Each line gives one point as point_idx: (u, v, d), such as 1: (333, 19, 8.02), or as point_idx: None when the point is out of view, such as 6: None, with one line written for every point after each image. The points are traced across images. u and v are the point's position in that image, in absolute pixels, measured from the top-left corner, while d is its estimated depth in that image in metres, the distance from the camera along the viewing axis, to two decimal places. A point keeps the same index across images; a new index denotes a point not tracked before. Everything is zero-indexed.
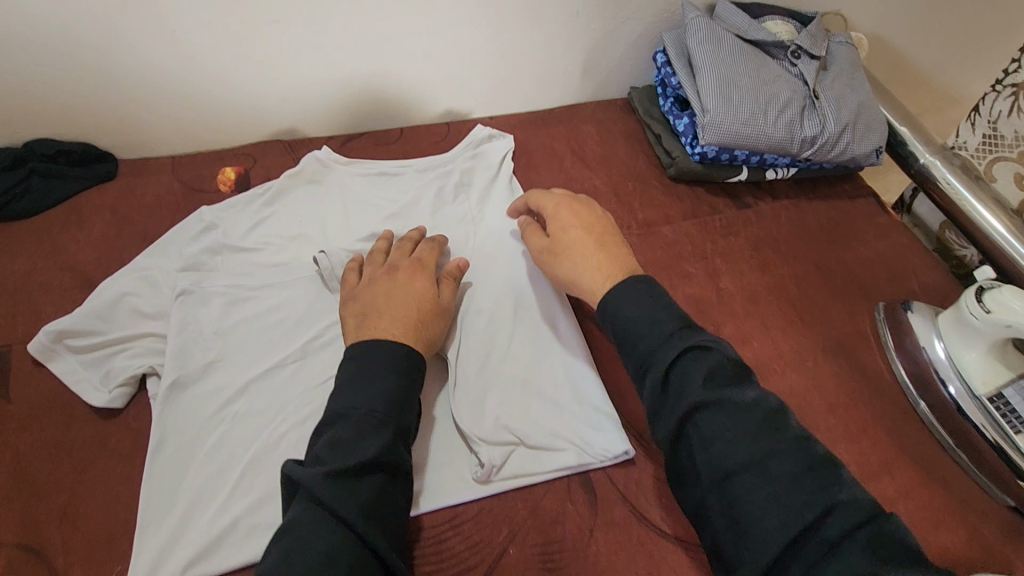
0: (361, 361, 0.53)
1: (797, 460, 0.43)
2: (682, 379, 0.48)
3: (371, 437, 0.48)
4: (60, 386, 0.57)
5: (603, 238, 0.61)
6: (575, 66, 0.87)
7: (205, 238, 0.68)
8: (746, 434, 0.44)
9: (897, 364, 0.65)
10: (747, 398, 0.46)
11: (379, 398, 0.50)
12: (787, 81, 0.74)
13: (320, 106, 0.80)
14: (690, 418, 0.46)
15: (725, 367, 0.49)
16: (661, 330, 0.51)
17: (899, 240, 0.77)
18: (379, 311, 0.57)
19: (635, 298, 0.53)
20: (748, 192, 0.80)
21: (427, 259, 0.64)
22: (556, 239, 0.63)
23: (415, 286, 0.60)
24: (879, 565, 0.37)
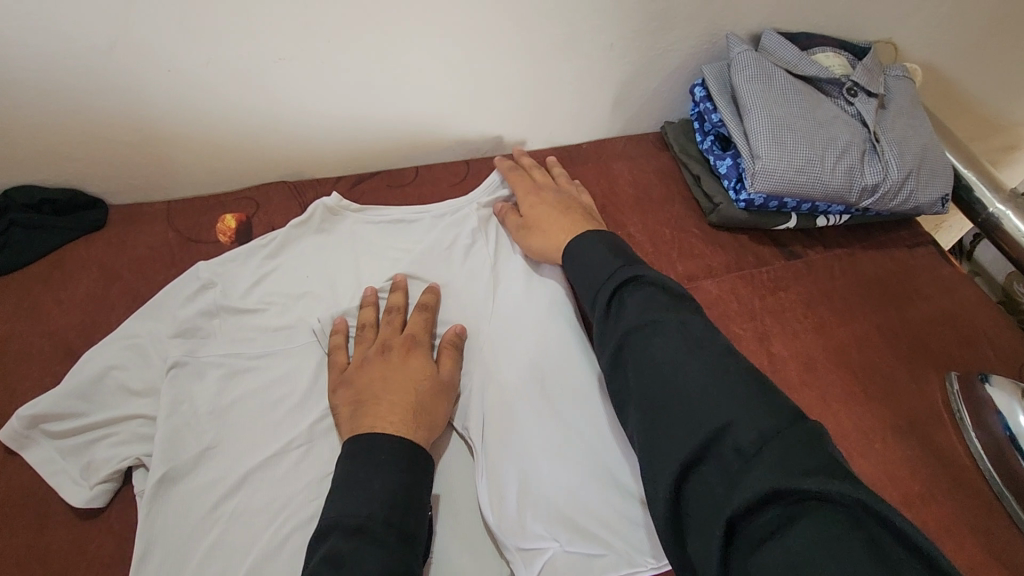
0: (359, 457, 0.47)
1: (718, 376, 0.44)
2: (620, 310, 0.51)
3: (369, 547, 0.42)
4: (34, 479, 0.51)
5: (570, 212, 0.66)
6: (606, 100, 0.80)
7: (200, 300, 0.60)
8: (673, 352, 0.46)
9: (974, 441, 0.58)
10: (679, 319, 0.48)
11: (379, 501, 0.44)
12: (844, 122, 0.68)
13: (330, 145, 0.73)
14: (625, 342, 0.49)
15: (662, 296, 0.51)
16: (608, 271, 0.54)
17: (968, 295, 0.69)
18: (377, 403, 0.51)
19: (588, 249, 0.58)
20: (797, 240, 0.73)
21: (419, 333, 0.58)
22: (529, 217, 0.66)
23: (410, 369, 0.55)
24: (784, 473, 0.36)
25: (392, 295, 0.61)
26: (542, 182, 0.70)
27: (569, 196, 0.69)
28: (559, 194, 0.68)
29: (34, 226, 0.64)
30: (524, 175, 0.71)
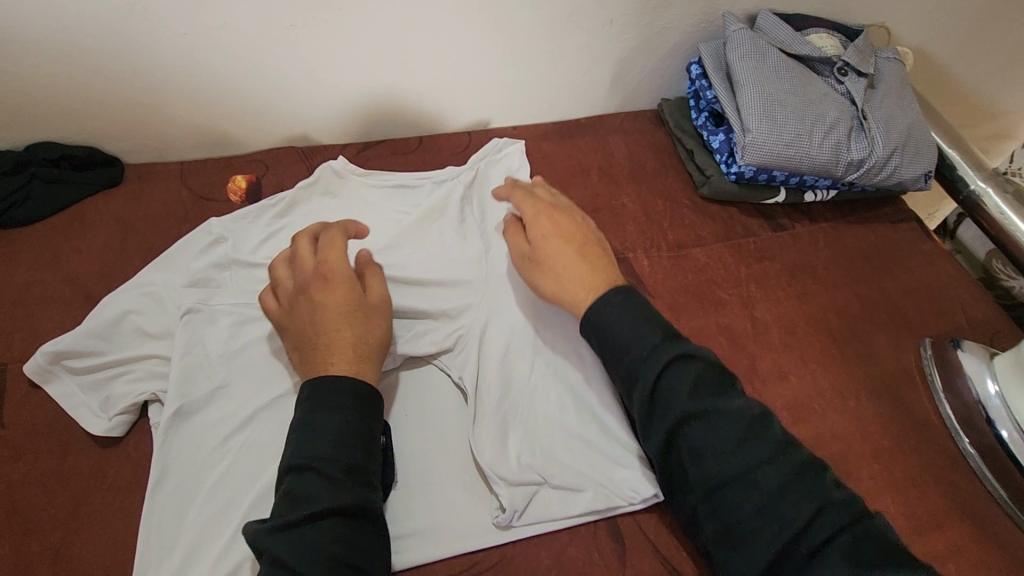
0: (312, 401, 0.49)
1: (783, 467, 0.45)
2: (669, 393, 0.49)
3: (319, 483, 0.45)
4: (56, 410, 0.54)
5: (584, 247, 0.59)
6: (605, 76, 0.82)
7: (214, 252, 0.64)
8: (733, 449, 0.46)
9: (945, 406, 0.61)
10: (732, 408, 0.48)
11: (327, 442, 0.47)
12: (834, 100, 0.70)
13: (338, 114, 0.76)
14: (680, 429, 0.48)
15: (709, 377, 0.50)
16: (644, 343, 0.51)
17: (945, 268, 0.73)
18: (316, 345, 0.53)
19: (618, 311, 0.53)
20: (784, 213, 0.76)
21: (332, 258, 0.58)
22: (536, 248, 0.59)
23: (333, 300, 0.55)
24: (862, 569, 0.41)
25: (302, 245, 0.59)
26: (556, 208, 0.63)
27: (581, 221, 0.62)
28: (572, 221, 0.62)
29: (55, 180, 0.67)
30: (535, 199, 0.63)
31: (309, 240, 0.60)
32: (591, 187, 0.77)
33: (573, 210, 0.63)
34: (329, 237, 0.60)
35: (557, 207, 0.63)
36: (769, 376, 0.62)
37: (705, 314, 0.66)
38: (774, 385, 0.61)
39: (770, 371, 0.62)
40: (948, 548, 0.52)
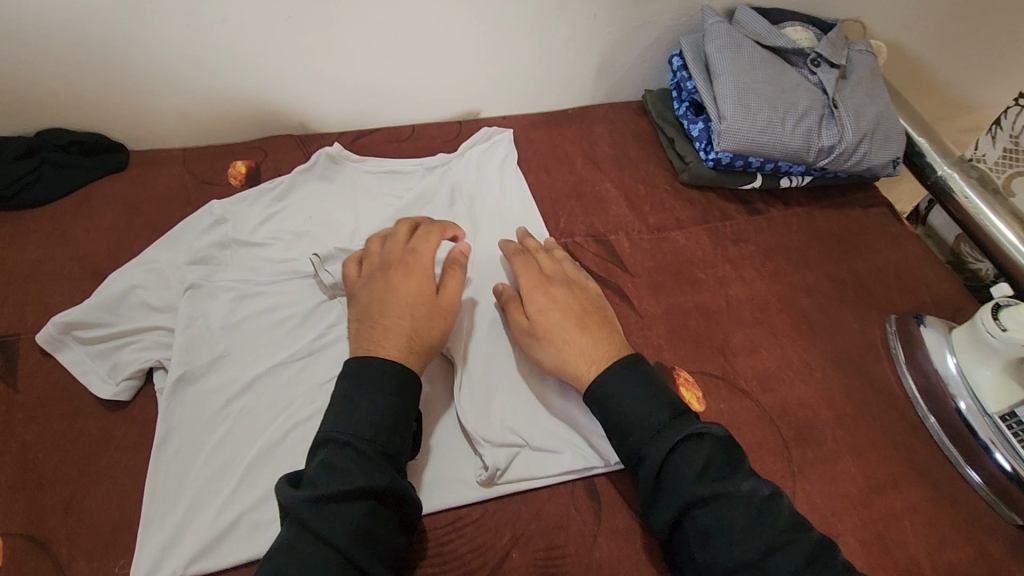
0: (357, 381, 0.51)
1: (796, 556, 0.45)
2: (676, 476, 0.49)
3: (358, 461, 0.47)
4: (66, 376, 0.57)
5: (586, 318, 0.59)
6: (590, 68, 0.86)
7: (215, 232, 0.68)
8: (741, 530, 0.46)
9: (907, 377, 0.64)
10: (741, 490, 0.48)
11: (368, 424, 0.49)
12: (806, 90, 0.73)
13: (335, 103, 0.80)
14: (688, 512, 0.48)
15: (719, 456, 0.50)
16: (654, 423, 0.51)
17: (912, 250, 0.76)
18: (375, 322, 0.56)
19: (622, 387, 0.53)
20: (760, 198, 0.80)
21: (420, 250, 0.62)
22: (537, 324, 0.59)
23: (406, 288, 0.58)
24: None
25: (398, 229, 0.65)
26: (548, 276, 0.63)
27: (580, 291, 0.62)
28: (568, 290, 0.62)
29: (64, 165, 0.70)
30: (529, 268, 0.64)
31: (401, 228, 0.64)
32: (576, 173, 0.81)
33: (566, 278, 0.64)
34: (428, 232, 0.65)
35: (549, 277, 0.63)
36: (740, 349, 0.65)
37: (682, 292, 0.70)
38: (745, 357, 0.65)
39: (742, 344, 0.66)
40: (906, 506, 0.55)
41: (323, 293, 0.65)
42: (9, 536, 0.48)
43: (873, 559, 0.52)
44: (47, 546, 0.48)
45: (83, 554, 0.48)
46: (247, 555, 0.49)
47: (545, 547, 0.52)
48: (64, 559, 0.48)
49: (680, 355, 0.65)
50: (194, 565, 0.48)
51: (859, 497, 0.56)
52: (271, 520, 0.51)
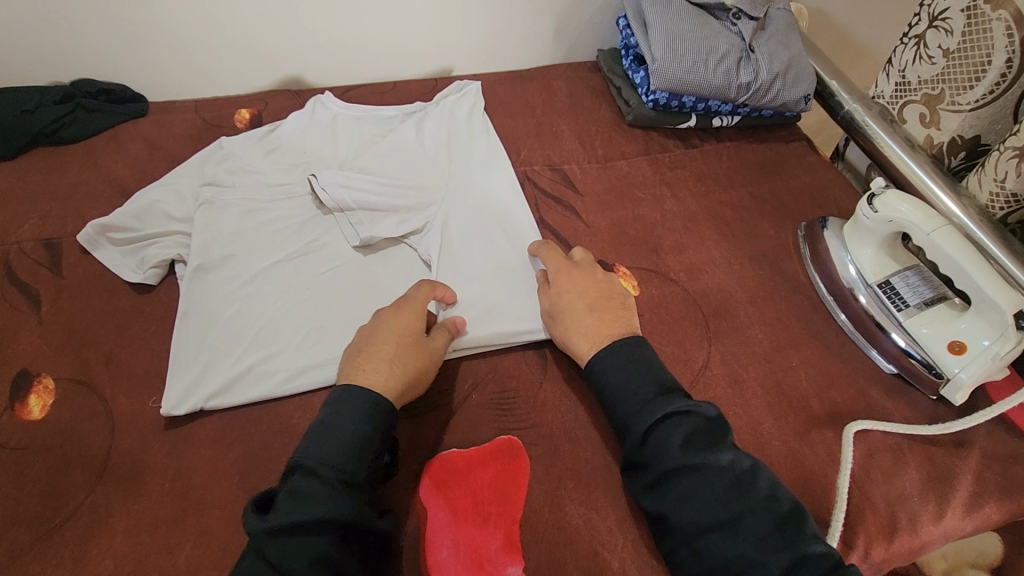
0: (332, 405, 0.53)
1: (768, 519, 0.49)
2: (662, 443, 0.53)
3: (319, 488, 0.49)
4: (102, 268, 0.69)
5: (601, 303, 0.64)
6: (548, 30, 0.99)
7: (225, 162, 0.79)
8: (717, 500, 0.50)
9: (814, 276, 0.75)
10: (720, 461, 0.52)
11: (336, 448, 0.51)
12: (726, 37, 0.86)
13: (326, 60, 0.93)
14: (671, 477, 0.52)
15: (703, 431, 0.54)
16: (643, 395, 0.56)
17: (825, 174, 0.89)
18: (362, 351, 0.58)
19: (616, 362, 0.59)
20: (696, 135, 0.92)
21: (415, 297, 0.63)
22: (554, 304, 0.65)
23: (395, 322, 0.60)
24: None
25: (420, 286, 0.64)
26: (578, 264, 0.69)
27: (603, 278, 0.67)
28: (589, 278, 0.67)
29: (94, 109, 0.82)
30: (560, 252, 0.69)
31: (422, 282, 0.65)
32: (536, 118, 0.93)
33: (594, 265, 0.68)
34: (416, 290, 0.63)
35: (576, 268, 0.68)
36: (670, 249, 0.77)
37: (623, 207, 0.82)
38: (674, 255, 0.76)
39: (672, 246, 0.78)
40: (800, 360, 0.67)
41: (319, 209, 0.77)
42: (62, 379, 0.60)
43: (770, 397, 0.64)
44: (93, 386, 0.60)
45: (123, 393, 0.60)
46: (256, 395, 0.60)
47: (499, 394, 0.63)
48: (108, 395, 0.59)
49: (621, 254, 0.76)
50: (213, 401, 0.59)
51: (763, 355, 0.67)
52: (275, 370, 0.62)
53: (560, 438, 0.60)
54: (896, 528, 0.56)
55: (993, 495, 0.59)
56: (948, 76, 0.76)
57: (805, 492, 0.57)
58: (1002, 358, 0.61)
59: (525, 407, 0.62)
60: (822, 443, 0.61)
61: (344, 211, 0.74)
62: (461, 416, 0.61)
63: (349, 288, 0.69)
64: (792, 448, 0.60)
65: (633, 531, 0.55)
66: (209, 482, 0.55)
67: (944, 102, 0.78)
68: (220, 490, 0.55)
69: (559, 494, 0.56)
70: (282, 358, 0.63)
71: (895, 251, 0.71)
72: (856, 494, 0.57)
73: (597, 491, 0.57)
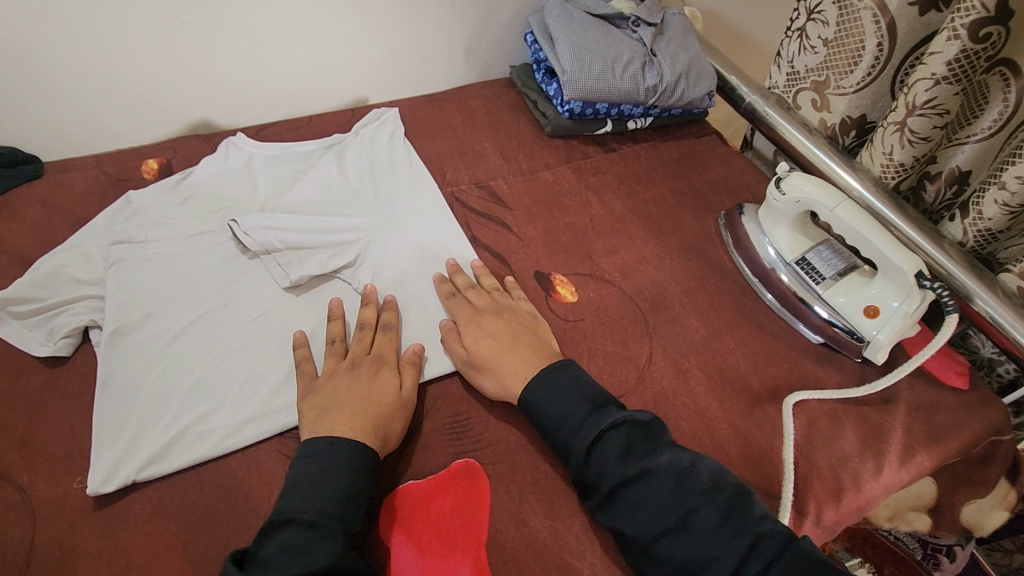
0: (321, 457, 0.53)
1: (716, 510, 0.52)
2: (603, 457, 0.55)
3: (319, 539, 0.49)
4: (6, 345, 0.64)
5: (519, 341, 0.64)
6: (459, 50, 1.01)
7: (135, 216, 0.75)
8: (667, 502, 0.53)
9: (738, 261, 0.78)
10: (661, 465, 0.54)
11: (323, 498, 0.51)
12: (628, 44, 0.90)
13: (235, 101, 0.90)
14: (620, 489, 0.53)
15: (640, 438, 0.56)
16: (578, 414, 0.57)
17: (737, 163, 0.94)
18: (338, 408, 0.57)
19: (551, 387, 0.59)
20: (614, 139, 0.95)
21: (386, 348, 0.64)
22: (473, 354, 0.63)
23: (379, 379, 0.60)
24: None
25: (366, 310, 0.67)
26: (478, 307, 0.68)
27: (511, 314, 0.67)
28: (497, 318, 0.67)
29: None
30: (461, 301, 0.69)
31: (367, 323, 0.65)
32: (457, 138, 0.94)
33: (492, 304, 0.68)
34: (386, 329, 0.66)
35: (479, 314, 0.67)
36: (602, 251, 0.79)
37: (552, 215, 0.83)
38: (606, 257, 0.78)
39: (603, 248, 0.80)
40: (737, 341, 0.70)
41: (243, 254, 0.74)
42: None
43: (713, 382, 0.66)
44: (7, 476, 0.55)
45: (43, 478, 0.55)
46: (194, 458, 0.57)
47: (451, 417, 0.62)
48: (25, 484, 0.54)
49: (554, 262, 0.77)
50: (146, 471, 0.55)
51: (701, 342, 0.70)
52: (212, 429, 0.59)
53: (517, 453, 0.60)
54: (841, 490, 0.59)
55: (921, 444, 0.63)
56: (831, 63, 0.82)
57: (755, 468, 0.59)
58: (911, 316, 0.65)
59: (479, 427, 0.62)
60: (766, 419, 0.63)
61: (271, 252, 0.72)
62: (416, 444, 0.60)
63: (284, 332, 0.67)
64: (739, 428, 0.62)
65: (598, 535, 0.56)
66: (152, 559, 0.51)
67: (831, 87, 0.84)
68: (164, 567, 0.51)
69: (523, 511, 0.56)
70: (220, 414, 0.60)
71: (806, 229, 0.75)
72: (802, 463, 0.60)
73: (559, 501, 0.57)
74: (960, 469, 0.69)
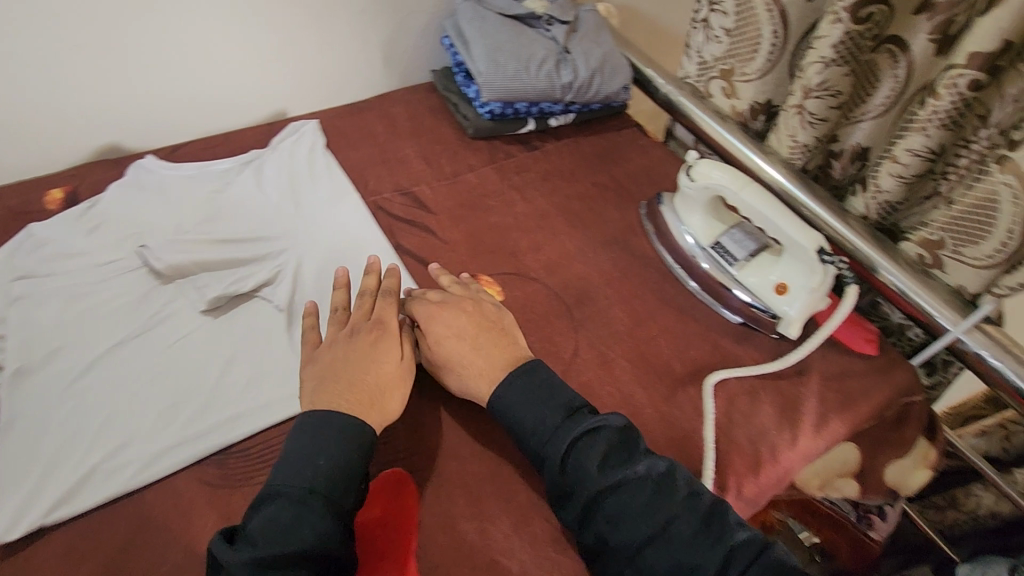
0: (314, 433, 0.53)
1: (694, 520, 0.52)
2: (579, 467, 0.54)
3: (307, 515, 0.49)
4: None
5: (484, 338, 0.63)
6: (376, 58, 1.00)
7: (38, 250, 0.72)
8: (645, 511, 0.53)
9: (659, 249, 0.80)
10: (638, 473, 0.54)
11: (314, 475, 0.51)
12: (541, 43, 0.91)
13: (144, 122, 0.88)
14: (596, 500, 0.53)
15: (616, 447, 0.56)
16: (550, 422, 0.57)
17: (658, 153, 0.96)
18: (340, 378, 0.58)
19: (520, 393, 0.59)
20: (536, 137, 0.96)
21: (388, 316, 0.63)
22: (436, 353, 0.62)
23: (384, 346, 0.61)
24: None
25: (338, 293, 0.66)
26: (446, 298, 0.66)
27: (476, 309, 0.65)
28: (463, 311, 0.65)
29: None
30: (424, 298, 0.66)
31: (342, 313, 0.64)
32: (378, 147, 0.93)
33: (461, 297, 0.66)
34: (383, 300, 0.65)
35: (452, 296, 0.66)
36: (527, 250, 0.80)
37: (478, 217, 0.83)
38: (532, 255, 0.79)
39: (528, 246, 0.80)
40: (660, 327, 0.72)
41: (157, 280, 0.71)
42: None
43: (638, 370, 0.67)
44: None
45: None
46: (106, 495, 0.55)
47: None
48: None
49: (479, 263, 0.78)
50: (55, 513, 0.53)
51: (625, 331, 0.71)
52: (127, 463, 0.57)
53: (447, 458, 0.60)
54: (760, 462, 0.61)
55: (835, 412, 0.66)
56: (734, 52, 0.84)
57: (677, 450, 0.61)
58: (818, 290, 0.68)
59: (406, 436, 0.61)
60: (688, 401, 0.65)
61: (187, 276, 0.71)
62: None
63: (202, 356, 0.65)
64: (662, 412, 0.64)
65: (528, 530, 0.56)
66: None
67: (736, 74, 0.86)
68: None
69: (452, 513, 0.56)
70: (135, 447, 0.58)
71: (719, 213, 0.77)
72: (723, 440, 0.62)
73: (489, 502, 0.57)
74: (878, 431, 0.72)
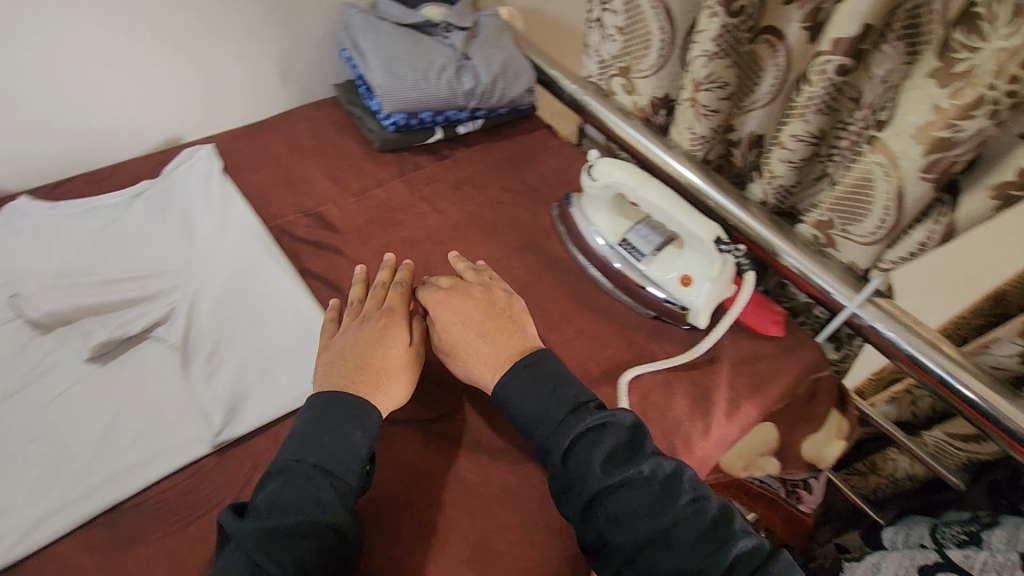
0: (328, 410, 0.55)
1: (698, 526, 0.52)
2: (583, 465, 0.54)
3: (317, 490, 0.50)
4: None
5: (492, 324, 0.64)
6: (273, 75, 0.96)
7: None
8: (649, 511, 0.52)
9: (572, 249, 0.80)
10: (643, 474, 0.53)
11: (326, 453, 0.52)
12: (439, 50, 0.90)
13: (16, 161, 0.81)
14: (598, 500, 0.53)
15: (623, 447, 0.55)
16: (556, 414, 0.57)
17: (568, 154, 0.96)
18: (351, 360, 0.59)
19: (525, 384, 0.58)
20: (445, 146, 0.95)
21: (396, 304, 0.65)
22: (443, 339, 0.64)
23: (393, 330, 0.62)
24: None
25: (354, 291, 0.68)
26: (455, 286, 0.67)
27: (485, 297, 0.66)
28: (472, 299, 0.65)
29: None
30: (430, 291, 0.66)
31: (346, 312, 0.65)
32: (281, 167, 0.90)
33: (469, 285, 0.67)
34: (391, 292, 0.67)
35: (424, 294, 0.66)
36: (440, 261, 0.78)
37: (389, 232, 0.81)
38: (445, 267, 0.78)
39: (441, 258, 0.79)
40: (575, 328, 0.72)
41: (34, 331, 0.66)
42: None
43: None
44: None
45: None
46: None
47: None
48: None
49: None
50: None
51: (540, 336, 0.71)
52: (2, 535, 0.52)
53: None
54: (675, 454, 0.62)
55: (745, 397, 0.68)
56: (629, 49, 0.85)
57: None
58: (721, 278, 0.69)
59: None
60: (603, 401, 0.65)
61: (69, 322, 0.66)
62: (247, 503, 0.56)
63: (87, 408, 0.61)
64: None
65: (445, 554, 0.54)
66: None
67: (633, 71, 0.87)
68: None
69: (364, 545, 0.54)
70: (11, 516, 0.53)
71: (625, 210, 0.78)
72: None
73: (405, 528, 0.55)
74: (793, 409, 0.75)
